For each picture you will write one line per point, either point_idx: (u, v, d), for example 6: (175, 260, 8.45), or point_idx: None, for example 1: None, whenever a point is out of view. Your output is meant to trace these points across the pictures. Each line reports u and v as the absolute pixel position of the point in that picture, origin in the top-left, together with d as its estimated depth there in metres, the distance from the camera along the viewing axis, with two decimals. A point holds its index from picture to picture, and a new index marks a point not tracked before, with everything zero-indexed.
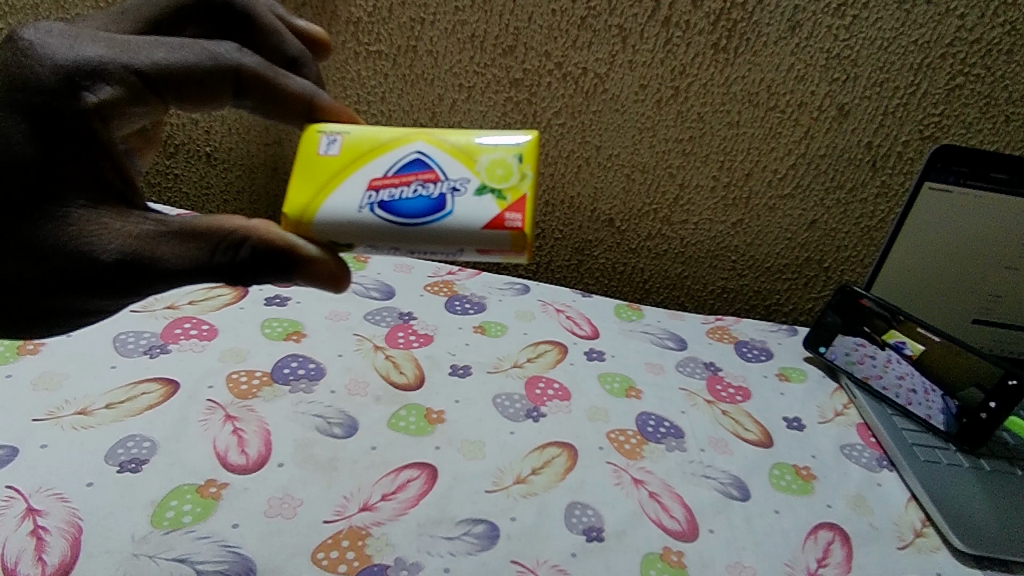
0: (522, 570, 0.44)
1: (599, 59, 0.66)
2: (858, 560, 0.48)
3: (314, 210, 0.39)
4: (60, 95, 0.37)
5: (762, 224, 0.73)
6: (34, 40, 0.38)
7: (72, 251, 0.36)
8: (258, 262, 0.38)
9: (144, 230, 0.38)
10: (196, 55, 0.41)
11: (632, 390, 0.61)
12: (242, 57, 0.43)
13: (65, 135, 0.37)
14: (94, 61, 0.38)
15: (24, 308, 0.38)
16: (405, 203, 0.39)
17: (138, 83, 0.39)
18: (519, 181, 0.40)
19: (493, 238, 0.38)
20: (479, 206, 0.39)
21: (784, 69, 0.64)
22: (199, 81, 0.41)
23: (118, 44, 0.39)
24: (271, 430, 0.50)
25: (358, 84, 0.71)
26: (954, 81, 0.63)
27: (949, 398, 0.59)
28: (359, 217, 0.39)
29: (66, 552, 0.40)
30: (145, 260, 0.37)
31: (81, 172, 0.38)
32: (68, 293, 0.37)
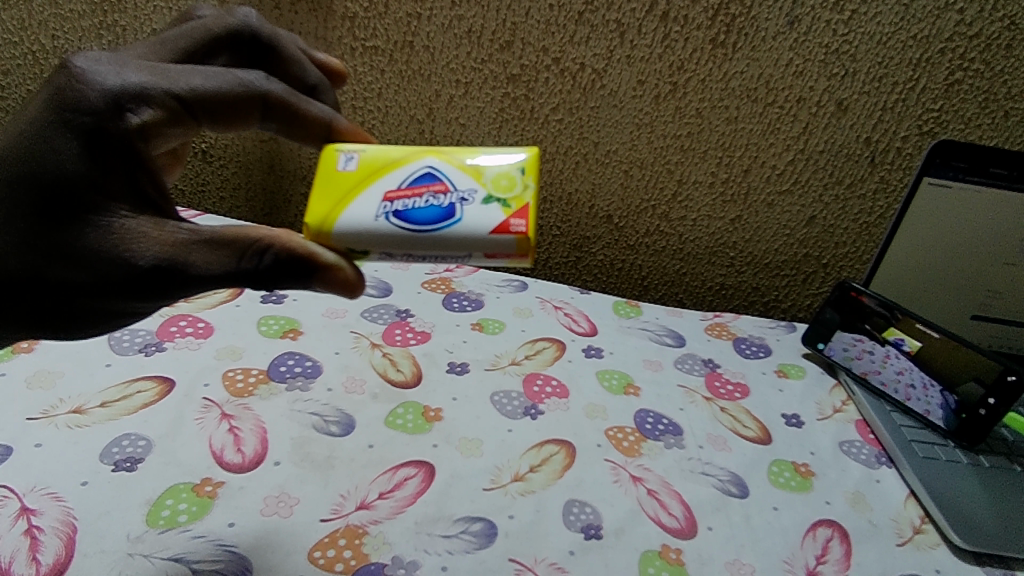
0: (520, 569, 0.43)
1: (596, 54, 0.65)
2: (857, 557, 0.48)
3: (333, 221, 0.39)
4: (105, 116, 0.37)
5: (761, 220, 0.73)
6: (84, 66, 0.38)
7: (108, 257, 0.36)
8: (284, 271, 0.37)
9: (179, 237, 0.38)
10: (230, 81, 0.42)
11: (631, 387, 0.61)
12: (269, 84, 0.44)
13: (109, 153, 0.37)
14: (136, 86, 0.39)
15: (53, 310, 0.38)
16: (416, 212, 0.39)
17: (179, 108, 0.40)
18: (522, 191, 0.40)
19: (499, 243, 0.39)
20: (486, 214, 0.39)
21: (783, 64, 0.64)
22: (230, 107, 0.42)
23: (156, 70, 0.40)
24: (267, 428, 0.50)
25: (355, 79, 0.70)
26: (953, 76, 0.63)
27: (948, 393, 0.59)
28: (376, 226, 0.39)
29: (61, 552, 0.40)
30: (177, 266, 0.37)
31: (123, 186, 0.38)
32: (100, 297, 0.37)
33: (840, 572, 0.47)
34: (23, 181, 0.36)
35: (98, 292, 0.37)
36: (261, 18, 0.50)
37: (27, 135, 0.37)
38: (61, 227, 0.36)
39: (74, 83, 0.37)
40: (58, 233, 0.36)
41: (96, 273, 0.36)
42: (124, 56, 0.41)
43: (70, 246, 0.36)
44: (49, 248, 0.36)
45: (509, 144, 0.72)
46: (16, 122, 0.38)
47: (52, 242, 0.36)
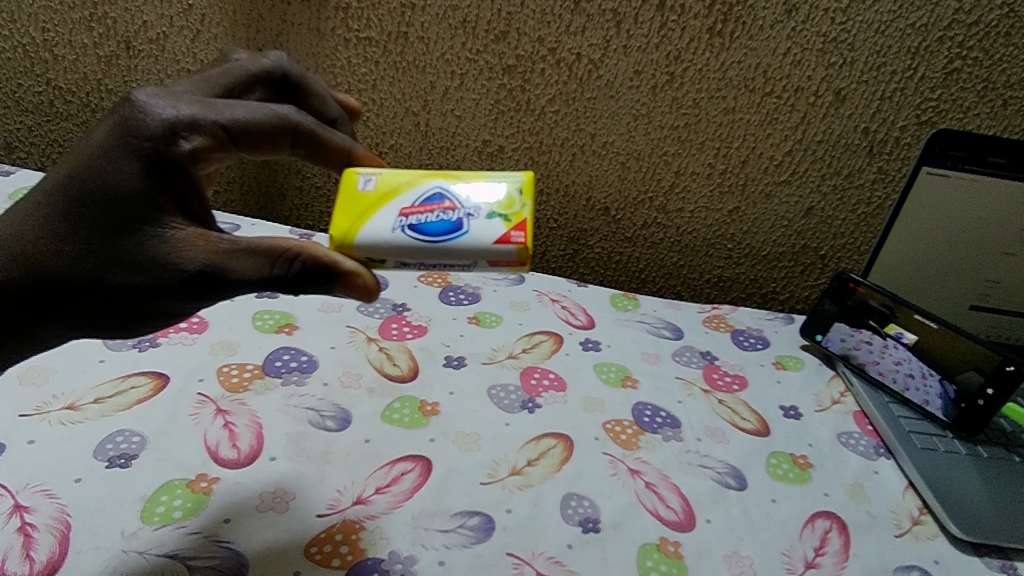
0: (518, 563, 0.43)
1: (592, 44, 0.65)
2: (856, 548, 0.48)
3: (354, 235, 0.41)
4: (157, 141, 0.37)
5: (758, 212, 0.73)
6: (144, 101, 0.38)
7: (157, 263, 0.36)
8: (314, 281, 0.37)
9: (221, 244, 0.37)
10: (269, 113, 0.41)
11: (628, 379, 0.60)
12: (303, 118, 0.43)
13: (164, 170, 0.37)
14: (186, 114, 0.38)
15: (104, 312, 0.37)
16: (427, 225, 0.41)
17: (223, 135, 0.39)
18: (520, 208, 0.42)
19: (501, 253, 0.41)
20: (490, 228, 0.41)
21: (781, 53, 0.63)
22: (267, 139, 0.41)
23: (203, 102, 0.39)
24: (263, 423, 0.50)
25: (349, 71, 0.70)
26: (951, 65, 0.63)
27: (947, 383, 0.58)
28: (393, 238, 0.40)
29: (54, 549, 0.40)
30: (216, 273, 0.36)
31: (173, 203, 0.37)
32: (150, 299, 0.36)
33: (839, 564, 0.46)
34: (82, 195, 0.36)
35: (151, 294, 0.36)
36: (291, 61, 0.50)
37: (94, 159, 0.37)
38: (115, 234, 0.36)
39: (129, 109, 0.37)
40: (111, 241, 0.36)
41: (149, 278, 0.36)
42: (177, 92, 0.40)
43: (124, 253, 0.36)
44: (103, 255, 0.36)
45: (505, 135, 0.71)
46: (81, 144, 0.38)
47: (106, 250, 0.36)
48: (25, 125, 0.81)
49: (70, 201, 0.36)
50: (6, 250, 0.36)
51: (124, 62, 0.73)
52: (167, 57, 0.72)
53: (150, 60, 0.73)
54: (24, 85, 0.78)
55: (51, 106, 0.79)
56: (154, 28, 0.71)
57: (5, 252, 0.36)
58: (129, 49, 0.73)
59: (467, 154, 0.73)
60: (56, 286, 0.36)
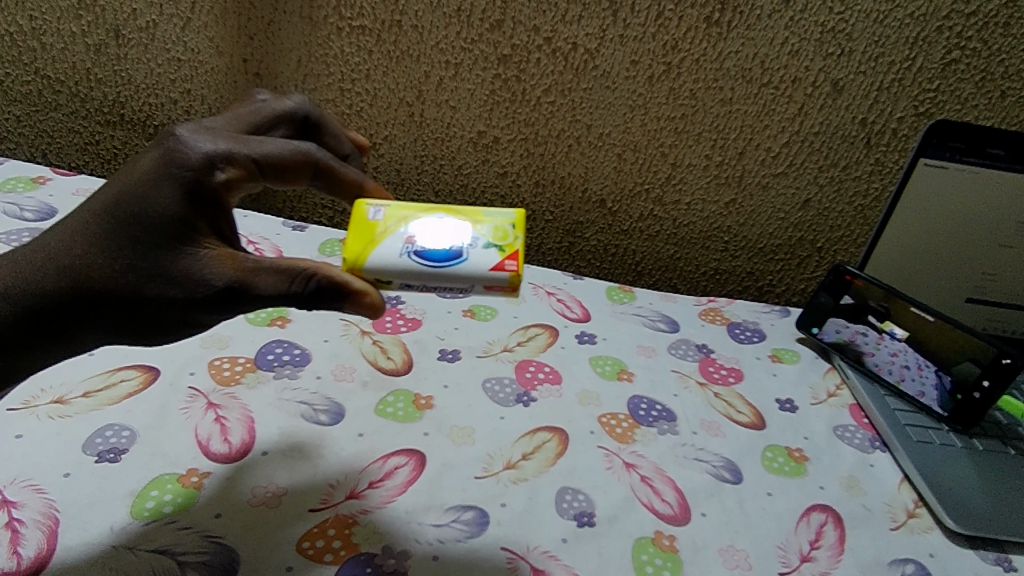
0: (513, 557, 0.43)
1: (588, 34, 0.64)
2: (851, 542, 0.48)
3: (363, 260, 0.40)
4: (196, 172, 0.36)
5: (754, 205, 0.72)
6: (184, 136, 0.37)
7: (188, 279, 0.35)
8: (327, 300, 0.37)
9: (246, 262, 0.37)
10: (294, 148, 0.40)
11: (624, 373, 0.60)
12: (324, 154, 0.42)
13: (202, 198, 0.36)
14: (221, 147, 0.37)
15: (142, 321, 0.36)
16: (431, 252, 0.41)
17: (256, 169, 0.38)
18: (514, 239, 0.42)
19: (495, 280, 0.41)
20: (487, 256, 0.41)
21: (778, 43, 0.63)
22: (291, 173, 0.40)
23: (234, 136, 0.39)
24: (255, 417, 0.49)
25: (342, 60, 0.69)
26: (950, 55, 0.62)
27: (943, 374, 0.58)
28: (400, 262, 0.40)
29: (43, 544, 0.39)
30: (239, 290, 0.36)
31: (209, 225, 0.37)
32: (180, 312, 0.36)
33: (834, 557, 0.46)
34: (123, 213, 0.36)
35: (184, 307, 0.36)
36: (312, 102, 0.49)
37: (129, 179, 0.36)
38: (154, 250, 0.35)
39: (171, 142, 0.37)
40: (151, 257, 0.35)
41: (182, 292, 0.35)
42: (214, 128, 0.40)
43: (160, 266, 0.35)
44: (143, 269, 0.35)
45: (500, 126, 0.70)
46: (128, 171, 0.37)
47: (147, 264, 0.35)
48: (13, 115, 0.80)
49: (114, 218, 0.36)
50: (54, 263, 0.36)
51: (114, 51, 0.72)
52: (157, 45, 0.71)
53: (140, 49, 0.72)
54: (11, 74, 0.77)
55: (40, 95, 0.77)
56: (143, 16, 0.69)
57: (53, 264, 0.36)
58: (118, 38, 0.71)
59: (462, 145, 0.72)
60: (98, 298, 0.35)
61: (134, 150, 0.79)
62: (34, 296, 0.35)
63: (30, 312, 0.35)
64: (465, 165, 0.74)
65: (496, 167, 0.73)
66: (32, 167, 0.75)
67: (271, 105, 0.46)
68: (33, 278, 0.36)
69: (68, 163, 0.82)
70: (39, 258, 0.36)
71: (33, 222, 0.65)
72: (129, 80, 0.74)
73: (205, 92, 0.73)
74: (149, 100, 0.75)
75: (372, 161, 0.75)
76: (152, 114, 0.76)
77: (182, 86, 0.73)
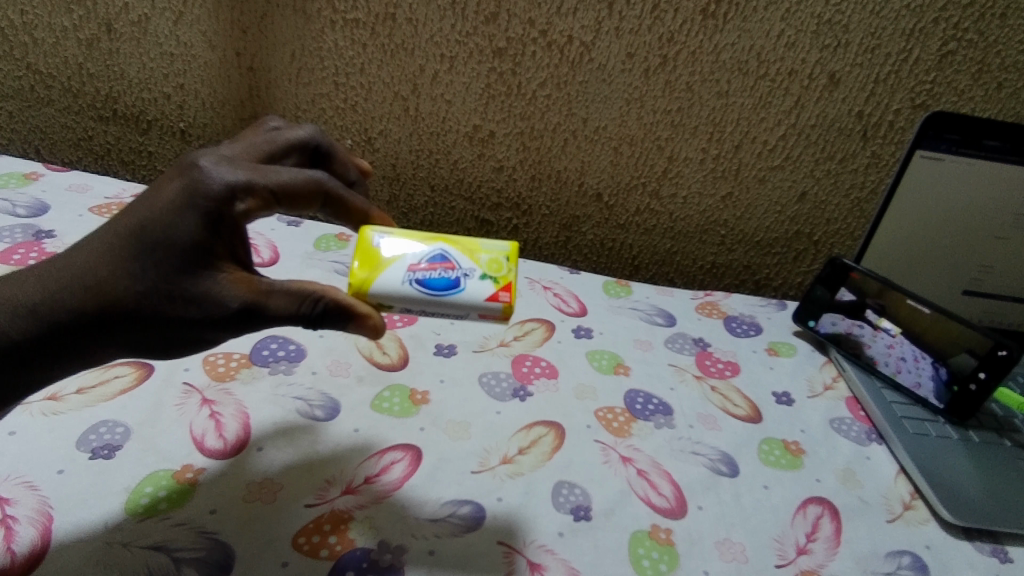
0: (509, 551, 0.42)
1: (584, 27, 0.63)
2: (847, 534, 0.48)
3: (367, 286, 0.42)
4: (218, 203, 0.37)
5: (751, 197, 0.72)
6: (208, 167, 0.38)
7: (205, 300, 0.36)
8: (334, 322, 0.39)
9: (260, 284, 0.38)
10: (307, 177, 0.40)
11: (621, 367, 0.60)
12: (335, 182, 0.41)
13: (222, 227, 0.37)
14: (241, 177, 0.37)
15: (162, 338, 0.37)
16: (431, 281, 0.42)
17: (273, 200, 0.39)
18: (509, 271, 0.44)
19: (489, 310, 0.42)
20: (483, 287, 0.42)
21: (774, 35, 0.62)
22: (305, 204, 0.40)
23: (253, 166, 0.39)
24: (250, 413, 0.49)
25: (336, 54, 0.68)
26: (946, 47, 0.62)
27: (940, 366, 0.58)
28: (403, 289, 0.42)
29: (36, 540, 0.39)
30: (253, 311, 0.37)
31: (228, 251, 0.37)
32: (196, 331, 0.37)
33: (831, 549, 0.46)
34: (145, 237, 0.36)
35: (200, 327, 0.37)
36: (323, 131, 0.48)
37: (146, 204, 0.37)
38: (177, 274, 0.36)
39: (195, 172, 0.37)
40: (174, 279, 0.36)
41: (200, 312, 0.36)
42: (235, 156, 0.41)
43: (181, 288, 0.36)
44: (165, 290, 0.36)
45: (496, 120, 0.70)
46: (150, 200, 0.37)
47: (168, 286, 0.36)
48: (4, 110, 0.79)
49: (137, 241, 0.36)
50: (77, 281, 0.36)
51: (106, 45, 0.72)
52: (149, 40, 0.70)
53: (132, 43, 0.71)
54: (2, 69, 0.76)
55: (31, 90, 0.77)
56: (135, 9, 0.69)
57: (79, 283, 0.36)
58: (109, 32, 0.71)
59: (458, 139, 0.72)
60: (125, 318, 0.36)
61: (128, 145, 0.79)
62: (61, 313, 0.36)
63: (54, 328, 0.36)
64: (461, 159, 0.73)
65: (492, 161, 0.73)
66: (25, 163, 0.74)
67: (284, 133, 0.46)
68: (59, 295, 0.36)
69: (61, 159, 0.81)
70: (66, 277, 0.36)
71: (26, 218, 0.65)
72: (122, 75, 0.73)
73: (198, 87, 0.73)
74: (142, 95, 0.74)
75: (367, 156, 0.74)
76: (145, 109, 0.75)
77: (175, 81, 0.73)
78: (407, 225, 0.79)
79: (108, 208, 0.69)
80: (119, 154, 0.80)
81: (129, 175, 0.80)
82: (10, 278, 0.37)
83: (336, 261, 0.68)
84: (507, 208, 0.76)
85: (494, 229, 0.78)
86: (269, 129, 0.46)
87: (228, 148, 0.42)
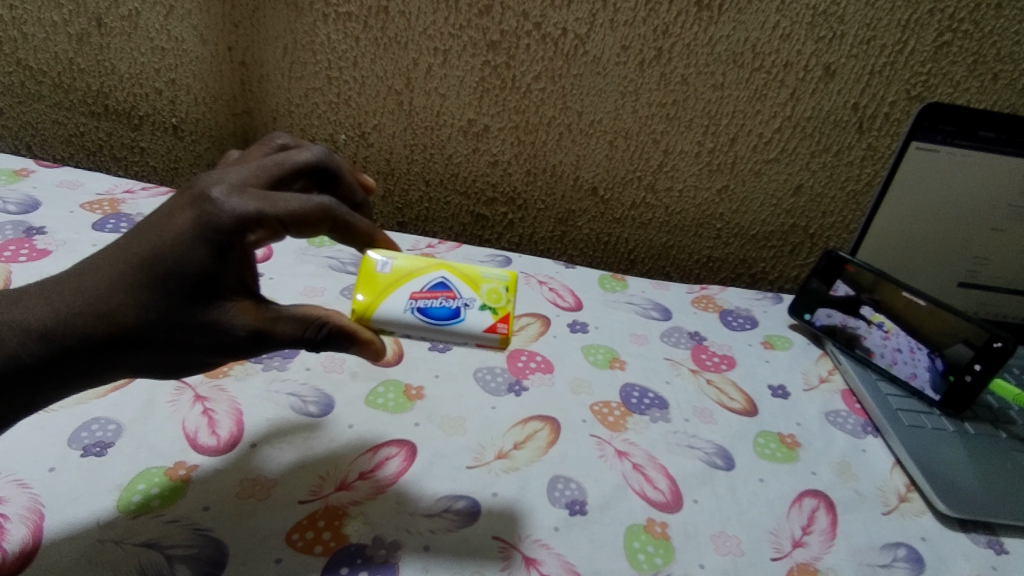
0: (504, 546, 0.42)
1: (579, 19, 0.63)
2: (843, 526, 0.48)
3: (371, 312, 0.43)
4: (231, 234, 0.36)
5: (747, 191, 0.72)
6: (220, 198, 0.37)
7: (212, 328, 0.37)
8: (337, 345, 0.41)
9: (266, 312, 0.38)
10: (314, 205, 0.39)
11: (616, 361, 0.60)
12: (343, 208, 0.41)
13: (231, 255, 0.37)
14: (251, 208, 0.37)
15: (170, 362, 0.38)
16: (433, 310, 0.44)
17: (282, 229, 0.38)
18: (507, 303, 0.45)
19: (487, 340, 0.44)
20: (481, 317, 0.44)
21: (769, 27, 0.62)
22: (312, 229, 0.39)
23: (263, 193, 0.38)
24: (243, 410, 0.49)
25: (329, 48, 0.67)
26: (942, 38, 0.62)
27: (935, 357, 0.58)
28: (404, 317, 0.43)
29: (28, 538, 0.38)
30: (260, 339, 0.38)
31: (238, 280, 0.37)
32: (204, 355, 0.38)
33: (827, 542, 0.46)
34: (157, 266, 0.36)
35: (208, 352, 0.38)
36: (331, 150, 0.47)
37: (153, 223, 0.37)
38: (186, 302, 0.36)
39: (206, 203, 0.37)
40: (184, 308, 0.36)
41: (207, 339, 0.37)
42: (243, 181, 0.39)
43: (191, 317, 0.36)
44: (176, 321, 0.36)
45: (491, 114, 0.70)
46: (159, 226, 0.37)
47: (179, 316, 0.36)
48: None
49: (149, 270, 0.36)
50: (78, 295, 0.36)
51: (97, 40, 0.71)
52: (141, 34, 0.70)
53: (123, 38, 0.70)
54: None
55: (21, 86, 0.76)
56: (126, 4, 0.68)
57: (91, 309, 0.36)
58: (100, 27, 0.70)
59: (453, 133, 0.72)
60: (139, 343, 0.36)
61: (120, 141, 0.78)
62: (74, 338, 0.35)
63: (68, 352, 0.35)
64: (456, 154, 0.73)
65: (487, 155, 0.73)
66: (15, 159, 0.73)
67: (291, 155, 0.44)
68: (71, 320, 0.35)
69: (53, 155, 0.81)
70: (77, 302, 0.36)
71: (16, 215, 0.64)
72: (113, 69, 0.73)
73: (190, 82, 0.72)
74: (133, 90, 0.74)
75: (362, 151, 0.74)
76: (137, 104, 0.75)
77: (167, 76, 0.72)
78: (401, 220, 0.79)
79: (99, 204, 0.68)
80: (110, 150, 0.79)
81: (121, 171, 0.80)
82: (18, 299, 0.36)
83: (330, 257, 0.67)
84: (503, 202, 0.76)
85: (488, 224, 0.78)
86: (277, 148, 0.46)
87: (236, 169, 0.41)
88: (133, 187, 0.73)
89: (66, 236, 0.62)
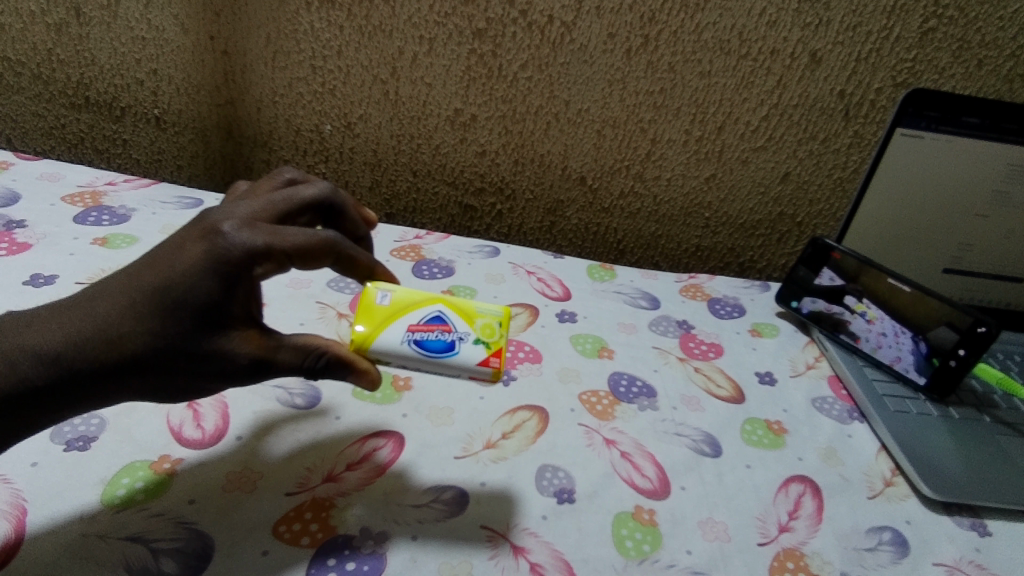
0: (492, 535, 0.42)
1: (564, 6, 0.62)
2: (829, 511, 0.48)
3: (368, 343, 0.41)
4: (240, 266, 0.36)
5: (735, 179, 0.72)
6: (230, 233, 0.37)
7: (216, 357, 0.36)
8: (334, 374, 0.39)
9: (268, 340, 0.38)
10: (320, 240, 0.39)
11: (604, 350, 0.60)
12: (347, 244, 0.41)
13: (238, 287, 0.36)
14: (259, 242, 0.37)
15: (176, 388, 0.37)
16: (429, 342, 0.41)
17: (288, 262, 0.38)
18: (501, 338, 0.43)
19: (479, 374, 0.42)
20: (474, 351, 0.42)
21: (756, 14, 0.62)
22: (318, 263, 0.39)
23: (271, 227, 0.38)
24: (229, 403, 0.49)
25: (312, 36, 0.67)
26: (927, 24, 0.62)
27: (919, 340, 0.58)
28: (400, 349, 0.41)
29: (9, 532, 0.38)
30: (261, 367, 0.37)
31: (243, 312, 0.37)
32: (207, 383, 0.37)
33: (812, 527, 0.47)
34: (166, 299, 0.35)
35: (213, 382, 0.37)
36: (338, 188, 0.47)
37: (163, 252, 0.37)
38: (194, 333, 0.36)
39: (212, 234, 0.37)
40: (192, 338, 0.36)
41: (213, 369, 0.36)
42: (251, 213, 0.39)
43: (198, 348, 0.36)
44: (183, 349, 0.36)
45: (477, 103, 0.69)
46: (169, 262, 0.36)
47: (186, 346, 0.36)
48: None
49: (159, 301, 0.35)
50: (82, 323, 0.36)
51: (75, 30, 0.70)
52: (120, 23, 0.69)
53: (102, 28, 0.69)
54: None
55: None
56: None
57: (101, 336, 0.35)
58: (78, 16, 0.69)
59: (439, 123, 0.71)
60: (146, 371, 0.36)
61: (101, 133, 0.77)
62: (81, 364, 0.35)
63: (75, 378, 0.35)
64: (443, 144, 0.72)
65: (474, 146, 0.72)
66: None
67: (300, 190, 0.43)
68: (80, 348, 0.35)
69: (34, 148, 0.80)
70: (86, 329, 0.35)
71: None
72: (93, 60, 0.71)
73: (172, 72, 0.71)
74: (114, 82, 0.73)
75: (348, 141, 0.73)
76: (118, 96, 0.74)
77: (148, 66, 0.71)
78: (390, 211, 0.78)
79: (81, 197, 0.67)
80: (92, 141, 0.78)
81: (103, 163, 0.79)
82: (30, 322, 0.36)
83: None
84: (491, 192, 0.75)
85: (477, 215, 0.77)
86: (287, 182, 0.46)
87: (244, 202, 0.41)
88: (115, 179, 0.72)
89: (47, 229, 0.61)
